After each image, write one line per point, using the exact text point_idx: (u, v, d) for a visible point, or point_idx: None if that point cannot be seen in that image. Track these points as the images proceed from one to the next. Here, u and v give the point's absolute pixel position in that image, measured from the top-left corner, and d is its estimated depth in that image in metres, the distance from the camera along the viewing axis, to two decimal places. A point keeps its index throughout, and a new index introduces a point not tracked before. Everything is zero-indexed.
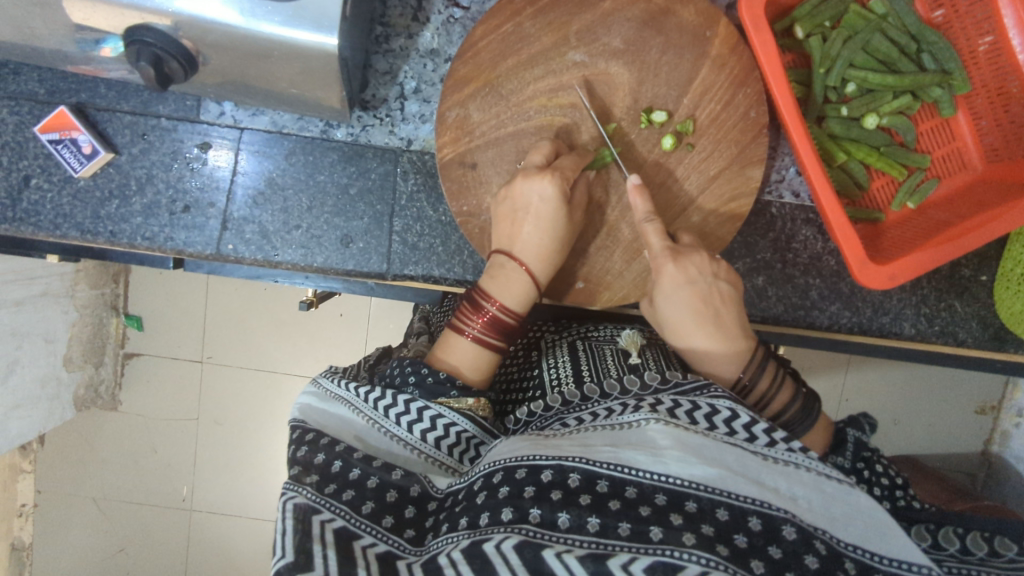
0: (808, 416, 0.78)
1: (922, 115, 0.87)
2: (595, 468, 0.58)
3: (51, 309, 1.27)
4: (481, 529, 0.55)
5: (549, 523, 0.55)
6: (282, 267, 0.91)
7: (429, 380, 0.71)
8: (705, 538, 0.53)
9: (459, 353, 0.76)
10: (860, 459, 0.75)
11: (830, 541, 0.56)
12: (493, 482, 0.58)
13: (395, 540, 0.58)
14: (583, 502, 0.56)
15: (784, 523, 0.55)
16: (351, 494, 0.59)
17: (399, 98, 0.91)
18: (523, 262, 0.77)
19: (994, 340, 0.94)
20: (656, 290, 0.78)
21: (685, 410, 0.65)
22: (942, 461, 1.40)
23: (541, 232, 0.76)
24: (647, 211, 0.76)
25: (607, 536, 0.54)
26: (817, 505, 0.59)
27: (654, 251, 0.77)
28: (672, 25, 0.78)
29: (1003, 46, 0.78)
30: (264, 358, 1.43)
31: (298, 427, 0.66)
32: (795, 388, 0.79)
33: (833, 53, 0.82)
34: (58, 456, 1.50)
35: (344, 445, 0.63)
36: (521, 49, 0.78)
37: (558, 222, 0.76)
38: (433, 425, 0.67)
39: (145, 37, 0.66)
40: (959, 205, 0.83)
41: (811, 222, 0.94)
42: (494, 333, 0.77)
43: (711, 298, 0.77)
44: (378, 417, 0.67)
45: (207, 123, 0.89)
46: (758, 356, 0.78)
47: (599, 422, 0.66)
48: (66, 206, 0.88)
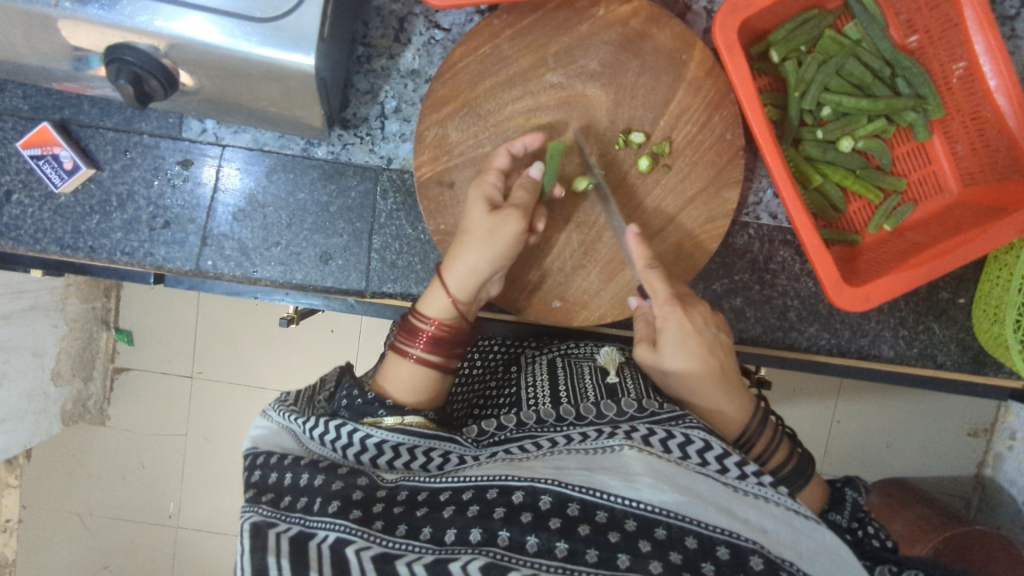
0: (803, 476, 0.76)
1: (899, 139, 0.88)
2: (567, 490, 0.57)
3: (39, 323, 1.27)
4: (445, 546, 0.54)
5: (516, 547, 0.54)
6: (261, 283, 0.91)
7: (358, 401, 0.71)
8: (673, 566, 0.53)
9: (391, 375, 0.74)
10: (856, 519, 0.76)
11: (796, 573, 0.55)
12: (463, 499, 0.58)
13: (343, 525, 0.56)
14: (553, 526, 0.55)
15: (751, 554, 0.54)
16: (305, 501, 0.59)
17: (379, 117, 0.91)
18: (449, 274, 0.74)
19: (973, 363, 0.94)
20: (661, 336, 0.75)
21: (659, 437, 0.64)
22: (934, 484, 1.39)
23: (475, 249, 0.72)
24: (647, 258, 0.75)
25: (574, 562, 0.53)
26: (787, 537, 0.58)
27: (660, 299, 0.75)
28: (649, 47, 0.79)
29: (975, 73, 0.79)
30: (250, 374, 1.42)
31: (249, 454, 0.65)
32: (791, 447, 0.77)
33: (808, 77, 0.83)
34: (42, 472, 1.49)
35: (291, 459, 0.63)
36: (498, 71, 0.79)
37: (498, 239, 0.72)
38: (363, 447, 0.65)
39: (126, 55, 0.68)
40: (936, 228, 0.83)
41: (789, 244, 0.94)
42: (421, 350, 0.74)
43: (714, 349, 0.76)
44: (312, 444, 0.66)
45: (189, 140, 0.90)
46: (761, 412, 0.76)
47: (574, 445, 0.66)
48: (47, 220, 0.89)
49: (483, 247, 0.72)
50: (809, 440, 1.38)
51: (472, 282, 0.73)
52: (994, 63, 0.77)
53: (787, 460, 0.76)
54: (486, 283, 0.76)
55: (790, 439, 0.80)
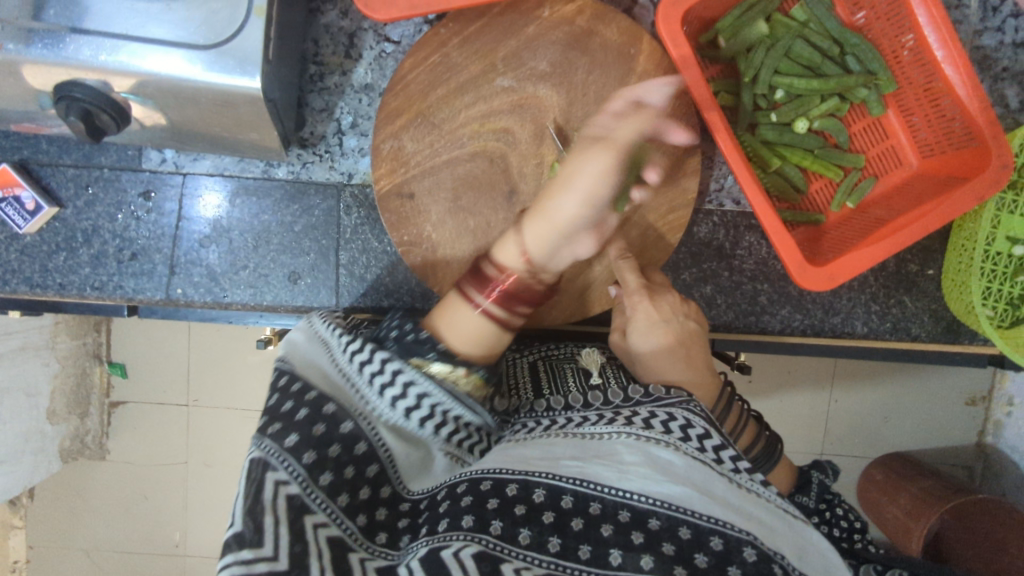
0: (771, 458, 0.77)
1: (854, 116, 0.88)
2: (560, 483, 0.58)
3: (29, 362, 1.28)
4: (439, 534, 0.55)
5: (509, 538, 0.54)
6: (233, 307, 0.91)
7: (409, 338, 0.69)
8: (663, 560, 0.53)
9: (449, 316, 0.73)
10: (824, 500, 0.79)
11: (788, 566, 0.55)
12: (458, 492, 0.59)
13: (348, 526, 0.56)
14: (546, 520, 0.56)
15: (745, 545, 0.54)
16: (311, 460, 0.57)
17: (337, 134, 0.91)
18: (538, 223, 0.73)
19: (947, 333, 0.95)
20: (630, 325, 0.78)
21: (661, 420, 0.65)
22: (937, 455, 1.39)
23: (569, 195, 0.72)
24: (619, 252, 0.81)
25: (566, 558, 0.53)
26: (778, 526, 0.59)
27: (629, 289, 0.79)
28: (597, 45, 0.79)
29: (921, 45, 0.79)
30: (240, 397, 1.42)
31: (283, 368, 0.66)
32: (758, 430, 0.78)
33: (757, 62, 0.83)
34: (43, 511, 1.49)
35: (312, 394, 0.63)
36: (449, 79, 0.79)
37: (601, 178, 0.72)
38: (404, 393, 0.64)
39: (75, 91, 0.68)
40: (898, 201, 0.84)
41: (754, 228, 0.94)
42: (489, 302, 0.72)
43: (683, 336, 0.78)
44: (350, 369, 0.66)
45: (149, 171, 0.90)
46: (728, 394, 0.77)
47: (569, 430, 0.66)
48: (14, 261, 0.89)
49: (574, 191, 0.72)
50: (807, 422, 1.37)
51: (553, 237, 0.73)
52: (937, 33, 0.76)
53: (754, 442, 0.76)
54: (569, 246, 0.74)
55: (758, 422, 0.80)
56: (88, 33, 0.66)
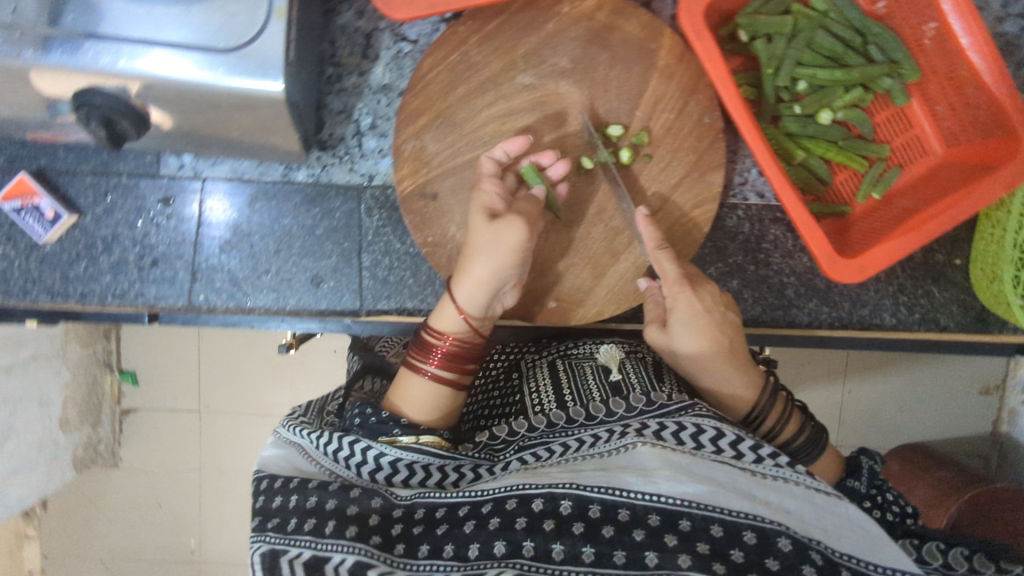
0: (816, 447, 0.77)
1: (878, 106, 0.88)
2: (586, 492, 0.57)
3: (41, 371, 1.27)
4: (471, 562, 0.55)
5: (543, 556, 0.54)
6: (255, 312, 0.91)
7: (370, 420, 0.70)
8: (701, 558, 0.53)
9: (406, 392, 0.75)
10: (874, 486, 0.76)
11: (825, 551, 0.55)
12: (483, 512, 0.58)
13: (362, 548, 0.55)
14: (576, 531, 0.56)
15: (778, 536, 0.54)
16: (313, 523, 0.57)
17: (355, 135, 0.91)
18: (460, 290, 0.74)
19: (977, 322, 0.94)
20: (670, 316, 0.75)
21: (671, 431, 0.64)
22: (955, 444, 1.38)
23: (486, 267, 0.72)
24: (656, 240, 0.76)
25: (603, 565, 0.54)
26: (812, 514, 0.58)
27: (670, 279, 0.75)
28: (618, 40, 0.78)
29: (946, 31, 0.78)
30: (256, 402, 1.42)
31: (255, 477, 0.63)
32: (803, 419, 0.78)
33: (779, 53, 0.82)
34: (60, 520, 1.48)
35: (294, 480, 0.61)
36: (469, 77, 0.78)
37: (512, 247, 0.71)
38: (379, 466, 0.65)
39: (93, 99, 0.68)
40: (925, 190, 0.83)
41: (779, 221, 0.93)
42: (434, 368, 0.74)
43: (723, 328, 0.76)
44: (324, 461, 0.65)
45: (168, 177, 0.90)
46: (771, 385, 0.77)
47: (586, 450, 0.65)
48: (35, 271, 0.89)
49: (489, 259, 0.71)
50: (823, 415, 1.37)
51: (481, 298, 0.73)
52: (962, 20, 0.76)
53: (799, 432, 0.76)
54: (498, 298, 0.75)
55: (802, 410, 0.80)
56: (103, 39, 0.65)
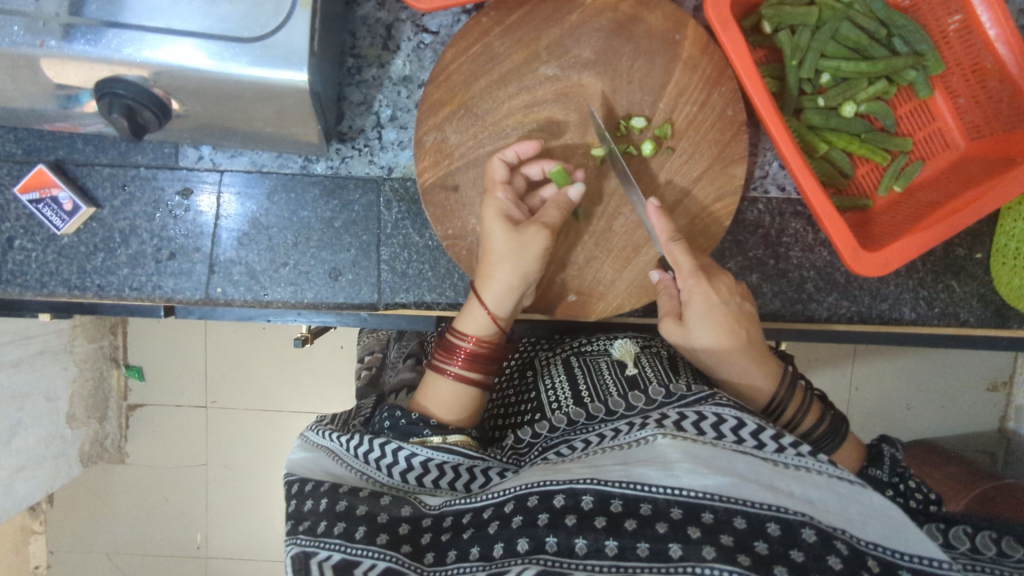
0: (837, 437, 0.76)
1: (900, 99, 0.87)
2: (607, 487, 0.56)
3: (50, 366, 1.26)
4: (496, 560, 0.54)
5: (566, 551, 0.53)
6: (273, 305, 0.90)
7: (402, 421, 0.70)
8: (725, 550, 0.51)
9: (434, 394, 0.74)
10: (897, 473, 0.75)
11: (850, 540, 0.54)
12: (505, 512, 0.57)
13: (394, 556, 0.56)
14: (598, 525, 0.54)
15: (802, 527, 0.53)
16: (343, 527, 0.57)
17: (375, 127, 0.90)
18: (485, 291, 0.74)
19: (997, 317, 0.93)
20: (687, 310, 0.74)
21: (690, 421, 0.64)
22: (962, 441, 1.38)
23: (509, 268, 0.73)
24: (669, 232, 0.74)
25: (626, 559, 0.52)
26: (835, 503, 0.57)
27: (682, 272, 0.74)
28: (642, 31, 0.78)
29: (972, 23, 0.78)
30: (267, 397, 1.41)
31: (287, 481, 0.63)
32: (823, 408, 0.77)
33: (803, 44, 0.81)
34: (69, 515, 1.48)
35: (325, 484, 0.61)
36: (491, 69, 0.78)
37: (536, 245, 0.72)
38: (410, 466, 0.65)
39: (117, 89, 0.67)
40: (946, 184, 0.83)
41: (800, 215, 0.93)
42: (459, 367, 0.74)
43: (741, 319, 0.75)
44: (356, 462, 0.65)
45: (186, 169, 0.89)
46: (789, 376, 0.77)
47: (608, 443, 0.65)
48: (52, 263, 0.88)
49: (513, 261, 0.73)
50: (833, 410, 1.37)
51: (506, 299, 0.74)
52: (992, 12, 0.76)
53: (819, 422, 0.76)
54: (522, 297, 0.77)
55: (821, 398, 0.80)
56: (127, 28, 0.65)
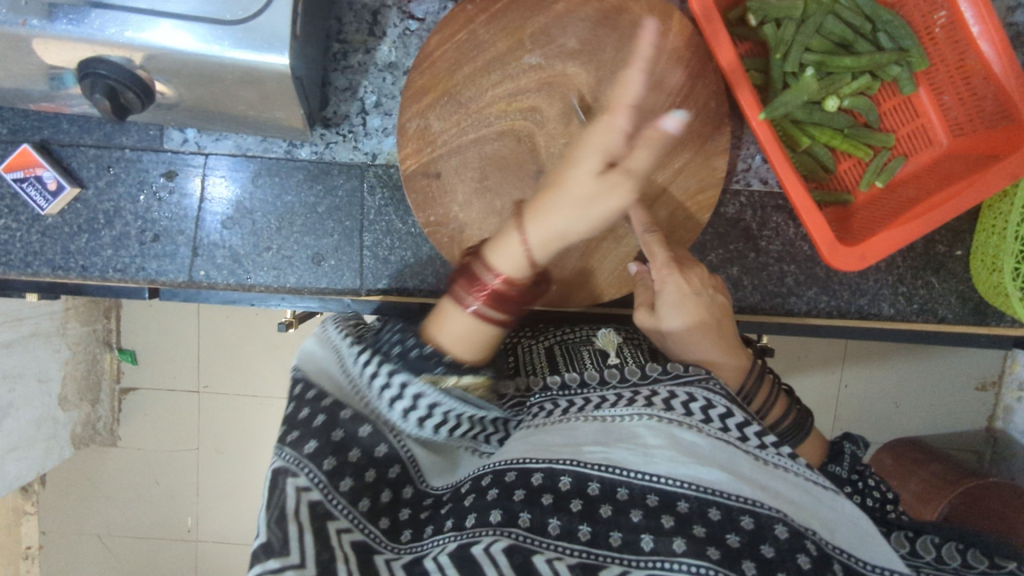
0: (801, 432, 0.77)
1: (885, 95, 0.87)
2: (586, 469, 0.55)
3: (40, 347, 1.27)
4: (466, 530, 0.53)
5: (539, 529, 0.52)
6: (256, 290, 0.91)
7: (412, 353, 0.65)
8: (696, 541, 0.50)
9: (452, 326, 0.68)
10: (856, 471, 0.75)
11: (822, 541, 0.53)
12: (482, 485, 0.57)
13: (370, 530, 0.55)
14: (574, 508, 0.53)
15: (775, 522, 0.52)
16: (332, 464, 0.57)
17: (360, 113, 0.90)
18: (535, 229, 0.68)
19: (975, 314, 0.94)
20: (659, 299, 0.76)
21: (680, 400, 0.61)
22: (949, 440, 1.39)
23: (577, 216, 0.68)
24: (646, 223, 0.76)
25: (597, 546, 0.51)
26: (810, 504, 0.56)
27: (657, 262, 0.76)
28: (627, 22, 0.77)
29: (957, 19, 0.78)
30: (257, 384, 1.42)
31: (297, 378, 0.66)
32: (789, 403, 0.78)
33: (788, 37, 0.81)
34: (58, 496, 1.49)
35: (329, 400, 0.62)
36: (475, 56, 0.78)
37: (606, 199, 0.68)
38: (414, 405, 0.61)
39: (99, 69, 0.67)
40: (927, 180, 0.83)
41: (782, 209, 0.93)
42: (482, 302, 0.68)
43: (712, 308, 0.77)
44: (362, 382, 0.64)
45: (171, 151, 0.90)
46: (757, 367, 0.77)
47: (587, 411, 0.63)
48: (36, 243, 0.89)
49: (577, 208, 0.68)
50: (819, 406, 1.37)
51: (552, 246, 0.69)
52: (977, 11, 0.76)
53: (784, 416, 0.76)
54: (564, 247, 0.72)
55: (789, 394, 0.80)
56: (110, 8, 0.65)
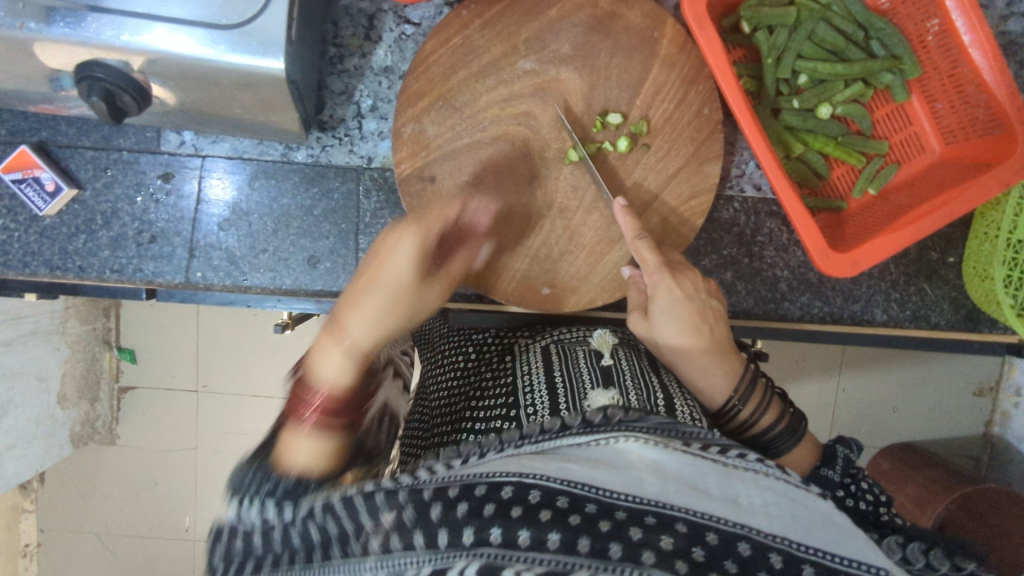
0: (795, 435, 0.76)
1: (878, 102, 0.88)
2: (549, 482, 0.49)
3: (40, 346, 1.27)
4: (441, 553, 0.45)
5: (508, 544, 0.45)
6: (252, 291, 0.91)
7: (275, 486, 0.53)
8: (664, 555, 0.46)
9: (301, 452, 0.56)
10: (848, 475, 0.75)
11: (799, 549, 0.48)
12: (449, 497, 0.48)
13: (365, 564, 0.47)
14: (543, 518, 0.46)
15: (739, 539, 0.48)
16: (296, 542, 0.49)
17: (356, 117, 0.91)
18: (353, 320, 0.63)
19: (968, 321, 0.95)
20: (653, 304, 0.77)
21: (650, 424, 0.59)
22: (947, 445, 1.39)
23: (392, 311, 0.65)
24: (634, 230, 0.77)
25: (568, 554, 0.44)
26: (783, 510, 0.52)
27: (649, 267, 0.77)
28: (620, 28, 0.78)
29: (948, 28, 0.78)
30: (255, 386, 1.43)
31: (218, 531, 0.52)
32: (782, 407, 0.77)
33: (781, 44, 0.82)
34: (57, 494, 1.50)
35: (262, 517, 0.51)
36: (470, 62, 0.78)
37: (420, 293, 0.68)
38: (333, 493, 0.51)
39: (96, 71, 0.68)
40: (919, 188, 0.83)
41: (775, 215, 0.94)
42: (317, 418, 0.58)
43: (704, 313, 0.77)
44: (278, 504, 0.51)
45: (169, 153, 0.90)
46: (749, 372, 0.77)
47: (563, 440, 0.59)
48: (34, 243, 0.89)
49: (388, 296, 0.65)
50: (815, 411, 1.37)
51: (376, 339, 0.64)
52: (966, 18, 0.76)
53: (777, 421, 0.75)
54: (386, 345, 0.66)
55: (784, 399, 0.79)
56: (106, 12, 0.65)
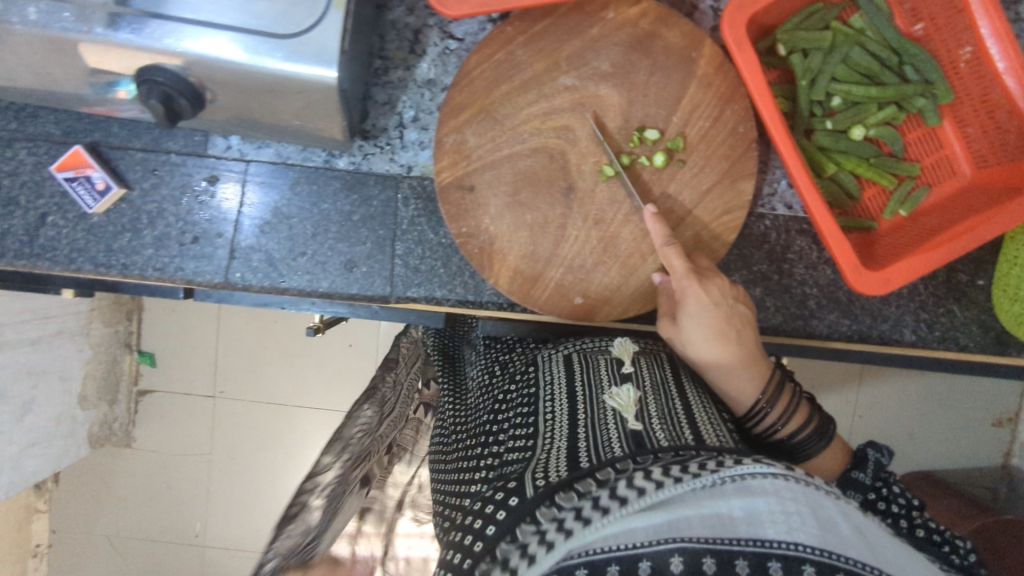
0: (824, 437, 0.77)
1: (910, 125, 0.89)
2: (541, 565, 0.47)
3: (66, 346, 1.29)
4: None
5: None
6: (289, 293, 0.94)
7: None
8: None
9: None
10: (881, 479, 0.75)
11: (808, 547, 0.47)
12: None
13: None
14: None
15: (736, 556, 0.46)
16: None
17: (398, 127, 0.94)
18: None
19: (996, 344, 0.95)
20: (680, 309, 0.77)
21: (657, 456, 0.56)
22: (966, 476, 1.38)
23: None
24: (664, 236, 0.78)
25: None
26: (799, 511, 0.49)
27: (678, 275, 0.77)
28: (659, 47, 0.81)
29: (984, 56, 0.80)
30: (275, 391, 1.44)
31: None
32: (811, 410, 0.78)
33: (815, 66, 0.84)
34: (74, 494, 1.51)
35: None
36: (513, 76, 0.81)
37: None
38: None
39: (156, 76, 0.71)
40: (951, 210, 0.84)
41: (805, 233, 0.95)
42: None
43: (733, 317, 0.77)
44: None
45: (215, 157, 0.93)
46: (774, 379, 0.78)
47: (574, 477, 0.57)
48: (81, 240, 0.92)
49: None
50: None
51: None
52: (1001, 45, 0.78)
53: (806, 424, 0.77)
54: None
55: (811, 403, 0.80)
56: (168, 19, 0.68)
